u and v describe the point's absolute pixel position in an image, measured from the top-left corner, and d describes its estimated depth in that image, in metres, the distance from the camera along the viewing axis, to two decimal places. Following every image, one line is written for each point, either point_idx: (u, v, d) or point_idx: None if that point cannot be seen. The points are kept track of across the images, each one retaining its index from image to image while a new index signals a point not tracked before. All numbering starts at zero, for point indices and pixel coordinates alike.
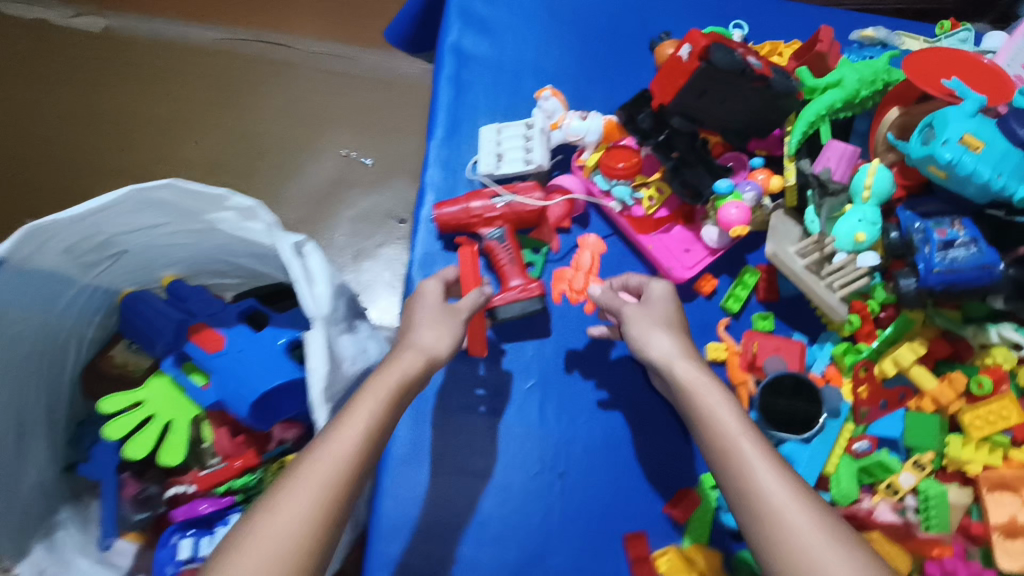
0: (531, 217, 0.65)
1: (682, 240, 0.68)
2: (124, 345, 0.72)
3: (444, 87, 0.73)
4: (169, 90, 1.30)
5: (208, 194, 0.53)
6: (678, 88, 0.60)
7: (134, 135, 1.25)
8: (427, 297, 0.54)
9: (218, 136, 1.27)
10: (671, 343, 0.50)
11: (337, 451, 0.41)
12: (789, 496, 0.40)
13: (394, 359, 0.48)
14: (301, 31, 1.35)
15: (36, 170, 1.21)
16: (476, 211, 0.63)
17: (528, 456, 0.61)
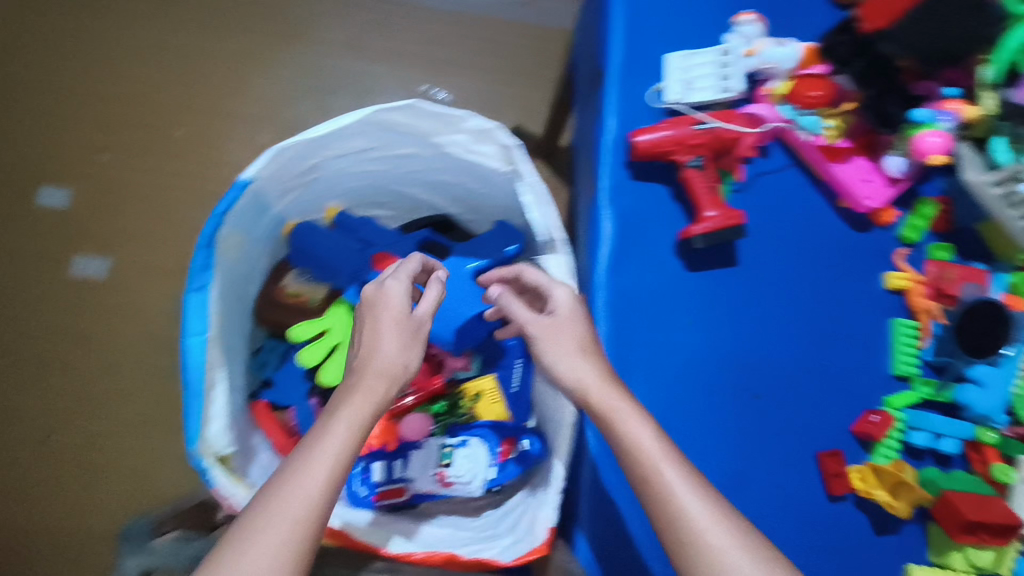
0: (729, 146, 0.64)
1: (862, 170, 0.68)
2: (296, 275, 0.71)
3: (618, 8, 0.70)
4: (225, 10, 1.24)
5: (449, 115, 0.52)
6: (900, 11, 0.59)
7: (197, 62, 1.21)
8: (394, 309, 0.52)
9: (275, 61, 1.23)
10: (583, 371, 0.50)
11: (317, 477, 0.43)
12: (705, 511, 0.43)
13: (362, 384, 0.48)
14: None
15: (105, 101, 1.19)
16: (678, 139, 0.63)
17: (726, 381, 0.63)
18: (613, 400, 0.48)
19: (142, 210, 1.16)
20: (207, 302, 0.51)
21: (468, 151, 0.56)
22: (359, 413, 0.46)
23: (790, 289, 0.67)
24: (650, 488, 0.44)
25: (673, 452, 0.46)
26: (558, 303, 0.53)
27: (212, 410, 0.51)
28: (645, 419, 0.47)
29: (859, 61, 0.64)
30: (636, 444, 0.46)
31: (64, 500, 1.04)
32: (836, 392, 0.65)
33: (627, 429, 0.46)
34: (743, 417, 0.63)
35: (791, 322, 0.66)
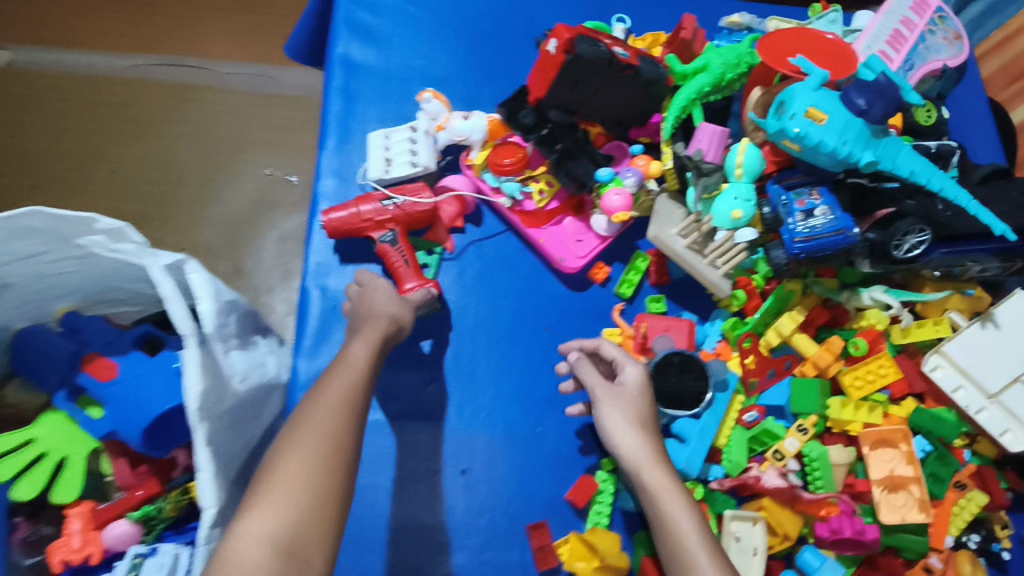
0: (423, 218, 0.65)
1: (574, 230, 0.69)
2: (17, 384, 0.70)
3: (333, 98, 0.73)
4: (96, 125, 1.41)
5: (75, 218, 0.53)
6: (551, 81, 0.62)
7: (66, 172, 1.37)
8: (382, 281, 0.60)
9: (131, 165, 1.39)
10: (641, 447, 0.51)
11: (349, 382, 0.50)
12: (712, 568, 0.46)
13: (372, 325, 0.55)
14: (214, 55, 1.47)
15: None
16: (365, 216, 0.63)
17: (428, 457, 0.61)
18: (662, 475, 0.50)
19: None
20: None
21: (113, 250, 0.56)
22: (372, 340, 0.54)
23: (505, 355, 0.65)
24: (665, 540, 0.48)
25: (696, 510, 0.49)
26: (628, 378, 0.55)
27: None
28: (684, 496, 0.49)
29: (543, 130, 0.66)
30: (677, 517, 0.48)
31: None
32: (551, 459, 0.62)
33: (668, 503, 0.49)
34: (447, 496, 0.60)
35: (506, 388, 0.64)
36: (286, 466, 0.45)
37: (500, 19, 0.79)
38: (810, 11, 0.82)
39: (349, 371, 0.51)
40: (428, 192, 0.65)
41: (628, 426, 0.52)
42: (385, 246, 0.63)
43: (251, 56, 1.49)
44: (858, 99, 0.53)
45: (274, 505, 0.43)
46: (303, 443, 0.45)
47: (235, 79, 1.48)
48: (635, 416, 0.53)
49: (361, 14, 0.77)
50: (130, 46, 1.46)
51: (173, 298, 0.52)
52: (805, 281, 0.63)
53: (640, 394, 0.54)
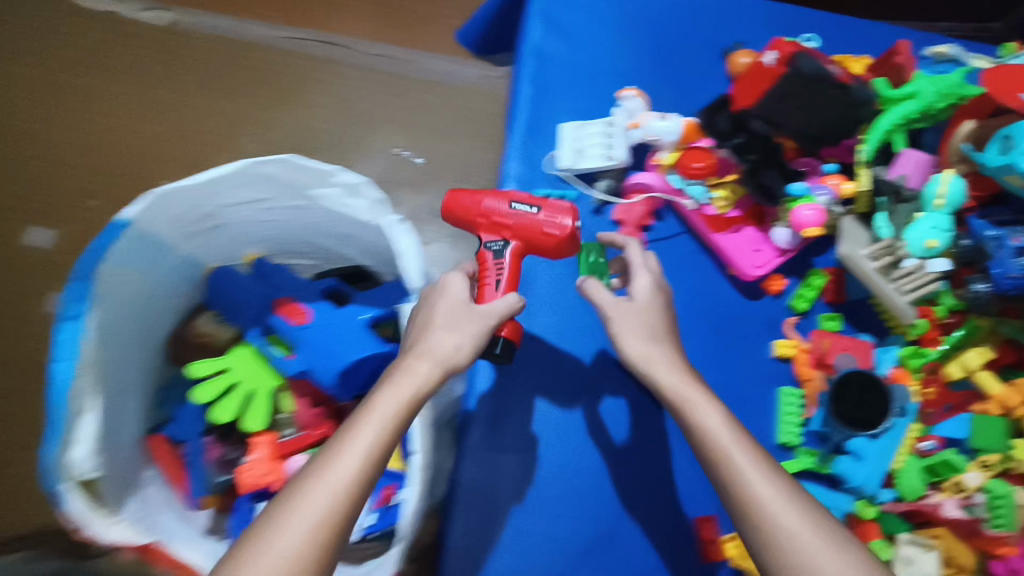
0: (544, 240, 0.58)
1: (752, 240, 0.70)
2: (210, 316, 0.76)
3: (525, 86, 0.76)
4: (237, 86, 1.46)
5: (319, 169, 0.56)
6: (761, 92, 0.64)
7: (204, 127, 1.42)
8: (454, 302, 0.52)
9: (268, 129, 1.44)
10: (651, 349, 0.53)
11: (352, 468, 0.43)
12: (764, 479, 0.46)
13: (409, 367, 0.48)
14: (353, 34, 1.57)
15: (119, 154, 1.37)
16: (486, 211, 0.59)
17: (606, 440, 0.65)
18: (667, 369, 0.52)
19: None
20: (81, 332, 0.53)
21: (345, 206, 0.59)
22: (398, 400, 0.46)
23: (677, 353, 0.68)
24: (725, 463, 0.47)
25: (733, 420, 0.49)
26: (638, 288, 0.56)
27: (80, 435, 0.54)
28: (715, 406, 0.50)
29: (738, 138, 0.68)
30: (713, 421, 0.49)
31: None
32: None
33: (703, 411, 0.49)
34: (620, 477, 0.64)
35: None
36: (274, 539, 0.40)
37: (689, 27, 0.81)
38: (1003, 50, 0.81)
39: (349, 457, 0.43)
40: (568, 220, 0.57)
41: (638, 338, 0.53)
42: (488, 252, 0.58)
43: (391, 41, 1.59)
44: None
45: None
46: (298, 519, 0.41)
47: (372, 59, 1.55)
48: (638, 331, 0.54)
49: (557, 9, 0.80)
50: (286, 20, 1.56)
51: (405, 257, 0.55)
52: (993, 319, 0.61)
53: (656, 300, 0.56)
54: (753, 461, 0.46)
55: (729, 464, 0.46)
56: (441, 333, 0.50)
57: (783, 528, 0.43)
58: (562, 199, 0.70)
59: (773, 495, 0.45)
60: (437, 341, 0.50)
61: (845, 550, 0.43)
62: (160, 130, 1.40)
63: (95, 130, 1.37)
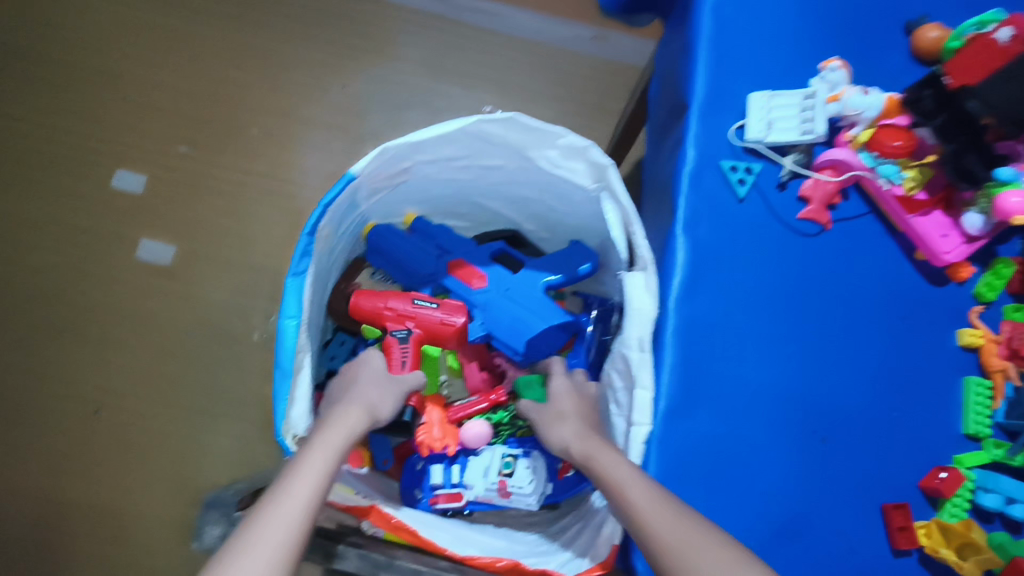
0: (441, 332, 0.67)
1: (941, 224, 0.67)
2: (369, 273, 0.75)
3: (703, 50, 0.71)
4: (320, 34, 1.38)
5: (546, 130, 0.54)
6: (986, 71, 0.61)
7: (289, 78, 1.36)
8: (370, 371, 0.60)
9: (352, 82, 1.36)
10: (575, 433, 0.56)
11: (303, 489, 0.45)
12: (664, 514, 0.47)
13: (344, 415, 0.53)
14: None
15: (204, 104, 1.33)
16: (391, 307, 0.67)
17: (794, 420, 0.63)
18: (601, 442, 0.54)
19: (215, 203, 1.28)
20: (303, 287, 0.54)
21: (559, 167, 0.58)
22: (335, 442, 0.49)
23: (862, 337, 0.66)
24: (625, 499, 0.49)
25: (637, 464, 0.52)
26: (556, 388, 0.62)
27: (297, 392, 0.52)
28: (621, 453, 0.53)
29: (942, 117, 0.65)
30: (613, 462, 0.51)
31: (107, 466, 1.16)
32: (907, 442, 0.64)
33: (608, 457, 0.52)
34: (809, 459, 0.63)
35: (863, 370, 0.65)
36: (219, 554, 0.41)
37: None
38: None
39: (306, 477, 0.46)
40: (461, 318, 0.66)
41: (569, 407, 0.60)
42: (394, 341, 0.65)
43: None
44: None
45: None
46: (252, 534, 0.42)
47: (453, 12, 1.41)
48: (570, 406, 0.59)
49: None
50: None
51: (640, 219, 0.53)
52: None
53: (574, 396, 0.61)
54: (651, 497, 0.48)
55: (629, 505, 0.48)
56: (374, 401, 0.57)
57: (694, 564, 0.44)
58: (747, 172, 0.68)
59: (671, 527, 0.46)
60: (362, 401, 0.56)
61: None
62: (247, 80, 1.34)
63: (184, 77, 1.33)
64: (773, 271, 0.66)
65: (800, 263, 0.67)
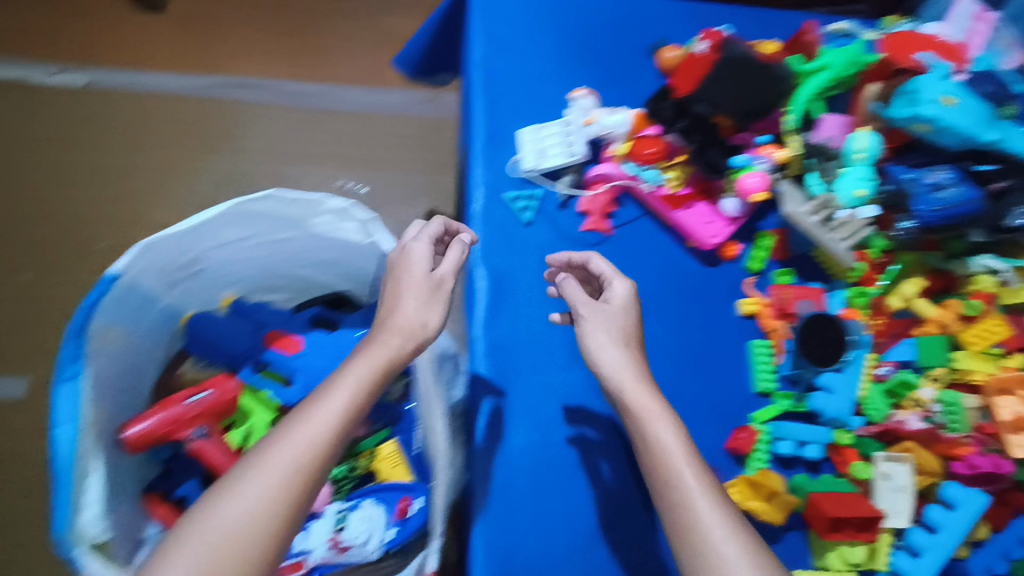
0: (230, 407, 0.68)
1: (704, 214, 0.76)
2: (193, 362, 0.75)
3: (478, 99, 0.81)
4: (159, 139, 1.47)
5: (307, 199, 0.58)
6: (700, 79, 0.71)
7: (134, 181, 1.42)
8: (417, 275, 0.57)
9: (202, 176, 1.45)
10: (619, 359, 0.59)
11: (318, 437, 0.49)
12: (709, 503, 0.52)
13: (381, 340, 0.54)
14: (268, 73, 1.56)
15: (49, 224, 1.35)
16: (175, 419, 0.64)
17: (603, 413, 0.68)
18: (638, 384, 0.57)
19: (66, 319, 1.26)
20: (77, 393, 0.52)
21: (334, 229, 0.61)
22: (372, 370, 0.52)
23: (654, 323, 0.73)
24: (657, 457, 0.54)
25: (679, 430, 0.56)
26: (615, 294, 0.62)
27: (85, 499, 0.51)
28: (670, 418, 0.56)
29: (682, 121, 0.74)
30: (656, 427, 0.55)
31: None
32: (710, 410, 0.70)
33: (648, 414, 0.55)
34: (620, 445, 0.68)
35: (662, 355, 0.71)
36: (211, 521, 0.45)
37: (616, 30, 0.87)
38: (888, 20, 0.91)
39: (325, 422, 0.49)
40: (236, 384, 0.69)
41: (614, 349, 0.59)
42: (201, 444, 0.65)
43: (304, 75, 1.57)
44: (977, 88, 0.63)
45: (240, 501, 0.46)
46: (256, 485, 0.46)
47: (293, 97, 1.55)
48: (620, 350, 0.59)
49: (495, 26, 0.85)
50: (195, 68, 1.55)
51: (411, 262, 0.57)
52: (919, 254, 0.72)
53: (625, 309, 0.62)
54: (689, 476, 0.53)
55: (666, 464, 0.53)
56: (416, 304, 0.56)
57: (707, 532, 0.50)
58: (530, 199, 0.75)
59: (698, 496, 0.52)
60: (405, 317, 0.55)
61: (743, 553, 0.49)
62: (88, 193, 1.38)
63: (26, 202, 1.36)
64: None
65: None
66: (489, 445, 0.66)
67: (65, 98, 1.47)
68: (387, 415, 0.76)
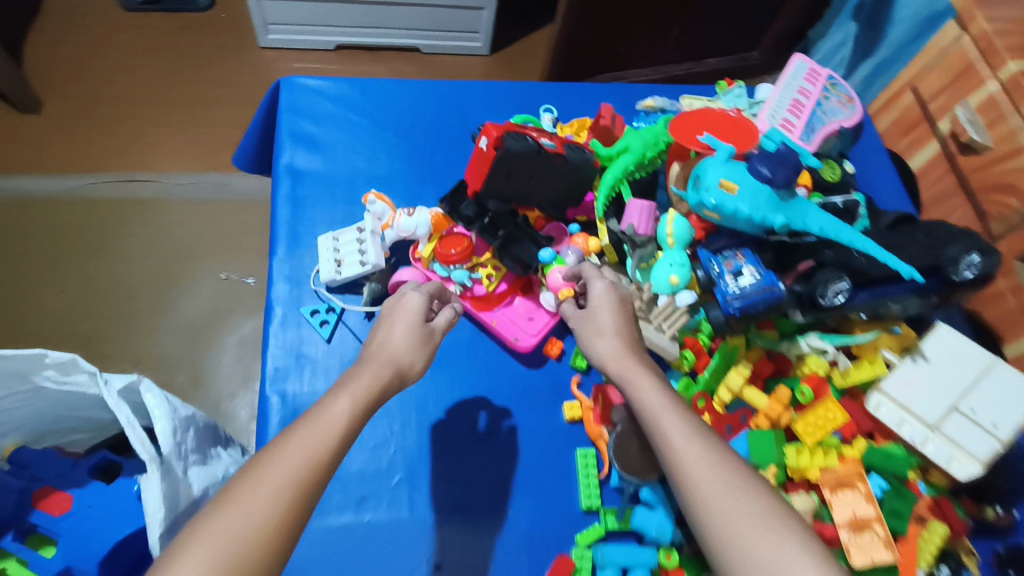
0: None
1: (526, 309, 0.72)
2: None
3: (282, 206, 0.76)
4: (34, 246, 1.39)
5: (22, 355, 0.52)
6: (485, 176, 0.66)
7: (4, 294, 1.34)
8: (407, 317, 0.56)
9: (81, 281, 1.37)
10: (611, 347, 0.55)
11: (328, 444, 0.45)
12: (712, 460, 0.46)
13: (371, 368, 0.52)
14: (165, 167, 1.52)
15: None
16: None
17: (405, 553, 0.60)
18: (635, 367, 0.54)
19: None
20: None
21: (63, 381, 0.55)
22: (361, 392, 0.49)
23: (470, 442, 0.66)
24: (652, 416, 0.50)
25: (671, 394, 0.52)
26: (595, 292, 0.60)
27: None
28: (659, 385, 0.52)
29: (486, 219, 0.70)
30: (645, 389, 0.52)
31: None
32: (529, 535, 0.62)
33: (641, 385, 0.52)
34: None
35: (474, 476, 0.64)
36: (215, 520, 0.39)
37: (437, 120, 0.84)
38: (717, 88, 0.91)
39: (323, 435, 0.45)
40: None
41: (614, 326, 0.57)
42: None
43: (198, 165, 1.54)
44: (764, 167, 0.58)
45: (216, 526, 0.39)
46: (256, 492, 0.41)
47: (186, 189, 1.51)
48: (613, 322, 0.57)
49: (305, 124, 0.81)
50: (76, 168, 1.50)
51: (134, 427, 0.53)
52: (747, 334, 0.67)
53: (614, 304, 0.59)
54: (684, 425, 0.49)
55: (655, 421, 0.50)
56: (413, 345, 0.55)
57: (697, 468, 0.46)
58: (329, 313, 0.69)
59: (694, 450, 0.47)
60: (396, 351, 0.53)
61: (754, 498, 0.44)
62: None
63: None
64: None
65: None
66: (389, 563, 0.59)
67: None
68: None
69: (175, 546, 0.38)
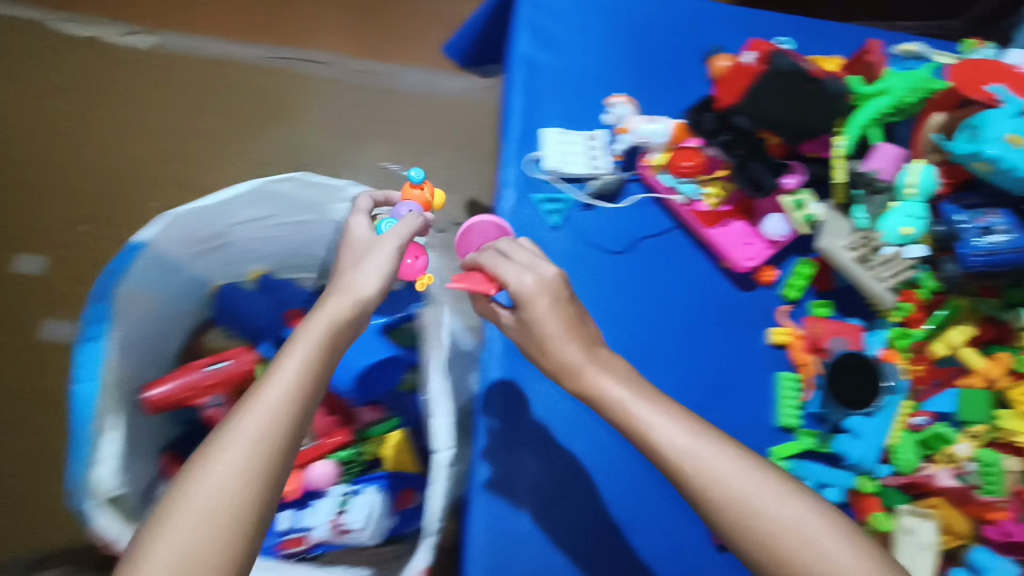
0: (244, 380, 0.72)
1: (743, 234, 0.73)
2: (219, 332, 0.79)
3: (518, 95, 0.78)
4: (214, 105, 1.46)
5: (333, 183, 0.60)
6: (740, 89, 0.69)
7: (186, 146, 1.41)
8: (354, 246, 0.55)
9: (256, 146, 1.44)
10: (552, 316, 0.51)
11: (292, 387, 0.45)
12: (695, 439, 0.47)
13: (323, 303, 0.49)
14: (336, 51, 1.55)
15: (96, 176, 1.35)
16: (189, 385, 0.67)
17: (615, 431, 0.66)
18: (557, 319, 0.51)
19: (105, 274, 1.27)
20: (101, 353, 0.55)
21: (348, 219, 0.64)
22: (315, 342, 0.47)
23: (677, 331, 0.71)
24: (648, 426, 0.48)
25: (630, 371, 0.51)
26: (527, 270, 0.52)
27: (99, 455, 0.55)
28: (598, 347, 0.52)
29: (725, 134, 0.71)
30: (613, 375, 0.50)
31: None
32: (726, 439, 0.68)
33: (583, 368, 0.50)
34: (630, 470, 0.65)
35: (681, 377, 0.69)
36: (203, 486, 0.41)
37: (670, 35, 0.85)
38: (963, 46, 0.87)
39: (279, 389, 0.44)
40: (249, 357, 0.73)
41: (544, 306, 0.51)
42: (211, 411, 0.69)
43: (368, 54, 1.57)
44: None
45: (210, 488, 0.41)
46: (231, 447, 0.42)
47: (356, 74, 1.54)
48: (555, 308, 0.51)
49: (544, 20, 0.82)
50: (257, 36, 1.53)
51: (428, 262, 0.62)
52: (971, 298, 0.66)
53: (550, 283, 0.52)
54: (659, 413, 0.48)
55: (636, 421, 0.48)
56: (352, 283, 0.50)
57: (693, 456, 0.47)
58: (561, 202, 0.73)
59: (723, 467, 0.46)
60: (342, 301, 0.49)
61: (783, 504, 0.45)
62: (141, 151, 1.39)
63: (85, 153, 1.36)
64: (587, 292, 0.71)
65: (620, 278, 0.72)
66: (614, 440, 0.65)
67: (134, 60, 1.45)
68: (399, 406, 0.78)
69: (173, 497, 0.40)
